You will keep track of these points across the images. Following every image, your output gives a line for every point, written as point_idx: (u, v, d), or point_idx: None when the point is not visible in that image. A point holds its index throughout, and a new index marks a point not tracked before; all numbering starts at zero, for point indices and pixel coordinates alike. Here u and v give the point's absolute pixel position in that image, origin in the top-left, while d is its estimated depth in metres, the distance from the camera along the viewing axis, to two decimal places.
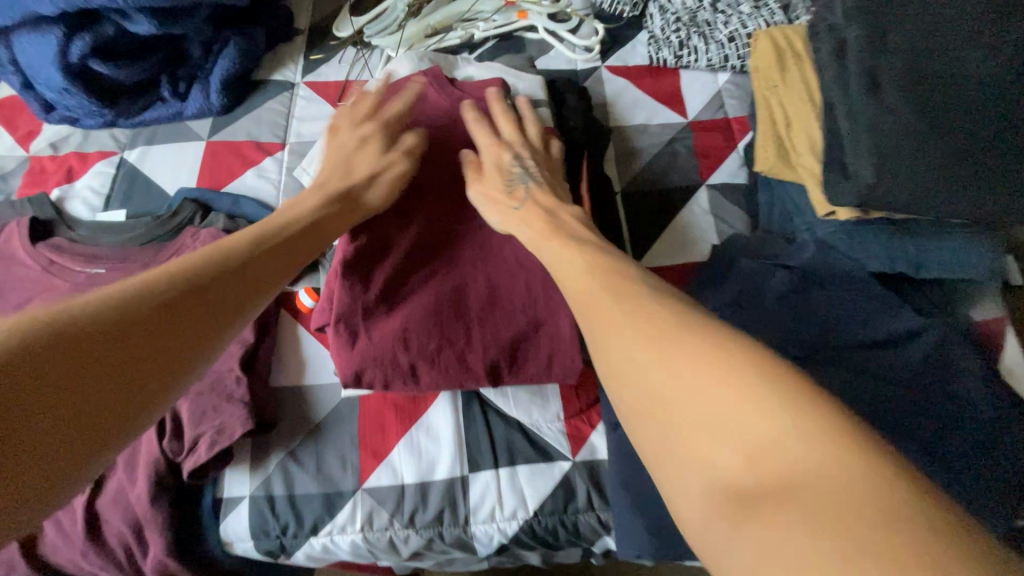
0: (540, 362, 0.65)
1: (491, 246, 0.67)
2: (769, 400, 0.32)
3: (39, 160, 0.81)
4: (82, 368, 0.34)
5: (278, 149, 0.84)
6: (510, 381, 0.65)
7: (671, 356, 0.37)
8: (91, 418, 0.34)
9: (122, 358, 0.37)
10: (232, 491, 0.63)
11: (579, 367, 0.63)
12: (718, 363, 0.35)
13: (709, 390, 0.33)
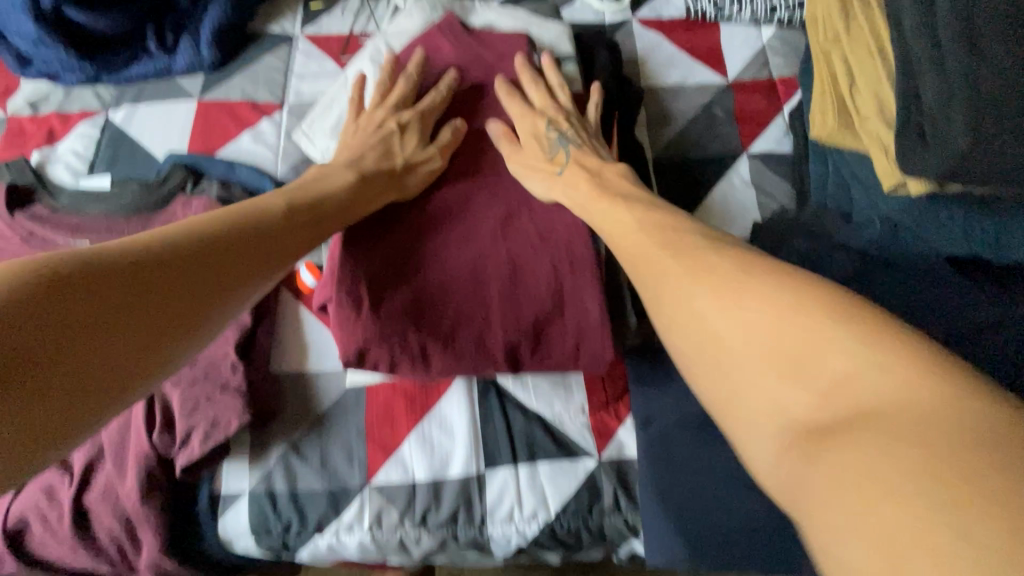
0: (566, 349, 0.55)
1: (514, 217, 0.59)
2: (919, 400, 0.24)
3: (17, 121, 0.74)
4: (99, 327, 0.33)
5: (276, 109, 0.75)
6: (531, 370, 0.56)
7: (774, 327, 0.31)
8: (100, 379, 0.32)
9: (135, 319, 0.35)
10: (230, 486, 0.58)
11: (610, 356, 0.54)
12: (845, 349, 0.28)
13: (836, 371, 0.27)
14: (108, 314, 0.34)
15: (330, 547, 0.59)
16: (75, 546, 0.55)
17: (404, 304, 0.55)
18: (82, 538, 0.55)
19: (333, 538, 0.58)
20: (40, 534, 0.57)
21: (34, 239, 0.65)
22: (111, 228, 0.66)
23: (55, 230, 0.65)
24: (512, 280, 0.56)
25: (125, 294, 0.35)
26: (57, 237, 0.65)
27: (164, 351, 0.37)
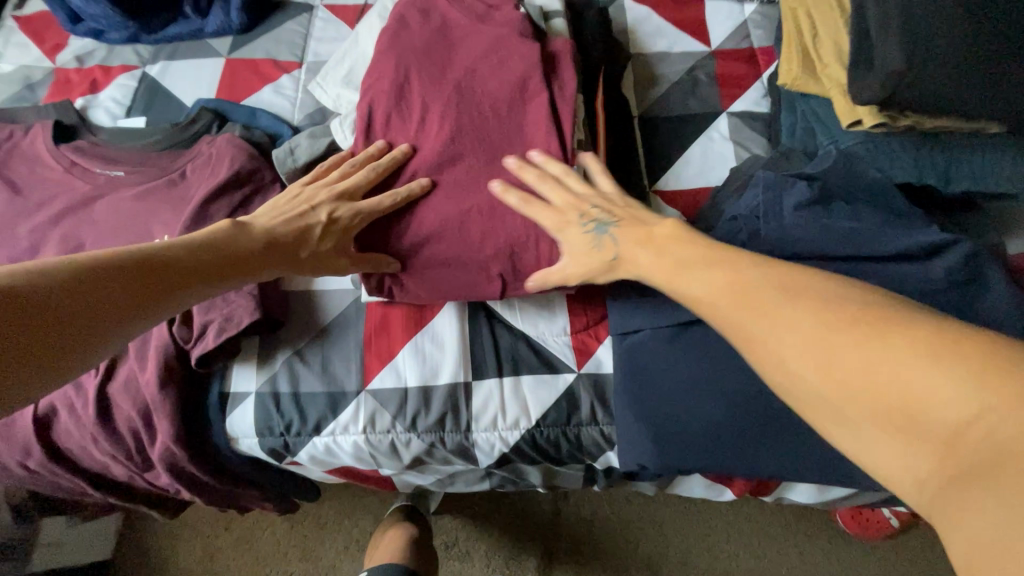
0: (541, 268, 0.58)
1: (508, 132, 0.60)
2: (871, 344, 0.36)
3: (64, 72, 0.82)
4: (60, 316, 0.39)
5: (295, 67, 0.83)
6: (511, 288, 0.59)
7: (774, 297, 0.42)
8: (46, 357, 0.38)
9: (94, 312, 0.41)
10: (239, 386, 0.63)
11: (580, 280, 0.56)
12: (837, 316, 0.38)
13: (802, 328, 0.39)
14: (73, 308, 0.40)
15: (327, 447, 0.64)
16: (96, 431, 0.61)
17: (394, 237, 0.58)
18: (104, 424, 0.61)
19: (330, 439, 0.63)
20: (66, 422, 0.62)
21: (76, 169, 0.73)
22: (145, 162, 0.73)
23: (95, 162, 0.73)
24: (489, 208, 0.57)
25: (96, 294, 0.42)
26: (97, 167, 0.73)
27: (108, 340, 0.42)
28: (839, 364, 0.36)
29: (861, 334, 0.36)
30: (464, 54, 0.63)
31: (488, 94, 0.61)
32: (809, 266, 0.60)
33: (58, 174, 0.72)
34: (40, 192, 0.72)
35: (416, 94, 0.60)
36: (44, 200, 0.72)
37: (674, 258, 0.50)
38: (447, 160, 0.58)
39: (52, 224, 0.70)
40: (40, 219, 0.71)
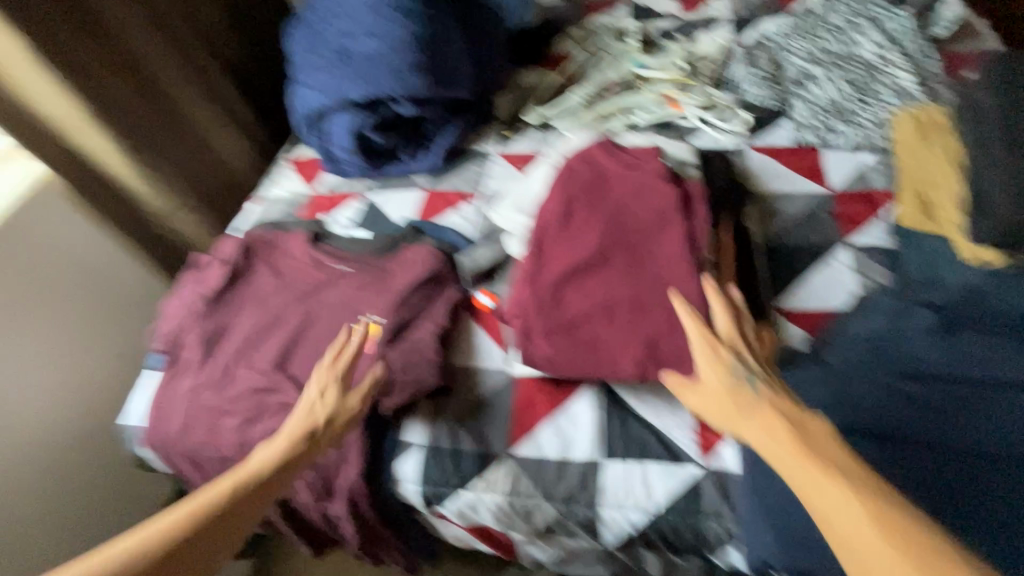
0: (676, 361, 0.68)
1: (654, 249, 0.74)
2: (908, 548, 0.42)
3: (317, 197, 1.16)
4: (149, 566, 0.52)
5: (472, 196, 1.08)
6: (650, 375, 0.68)
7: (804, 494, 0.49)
8: None
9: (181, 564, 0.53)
10: (411, 439, 0.78)
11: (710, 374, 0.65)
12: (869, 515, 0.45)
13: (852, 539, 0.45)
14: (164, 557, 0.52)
15: (474, 503, 0.74)
16: (305, 459, 0.78)
17: (556, 320, 0.71)
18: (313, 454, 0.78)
19: (477, 496, 0.74)
20: None
21: (318, 264, 1.00)
22: (365, 262, 0.99)
23: (332, 259, 1.00)
24: (635, 303, 0.70)
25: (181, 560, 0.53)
26: (333, 263, 1.00)
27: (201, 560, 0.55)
28: None
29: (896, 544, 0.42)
30: (617, 192, 0.82)
31: (635, 221, 0.78)
32: (940, 388, 0.64)
33: (306, 266, 1.00)
34: (292, 278, 0.99)
35: (579, 216, 0.79)
36: (293, 284, 0.98)
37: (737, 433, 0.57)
38: (603, 266, 0.74)
39: (296, 300, 0.96)
40: (289, 297, 0.97)
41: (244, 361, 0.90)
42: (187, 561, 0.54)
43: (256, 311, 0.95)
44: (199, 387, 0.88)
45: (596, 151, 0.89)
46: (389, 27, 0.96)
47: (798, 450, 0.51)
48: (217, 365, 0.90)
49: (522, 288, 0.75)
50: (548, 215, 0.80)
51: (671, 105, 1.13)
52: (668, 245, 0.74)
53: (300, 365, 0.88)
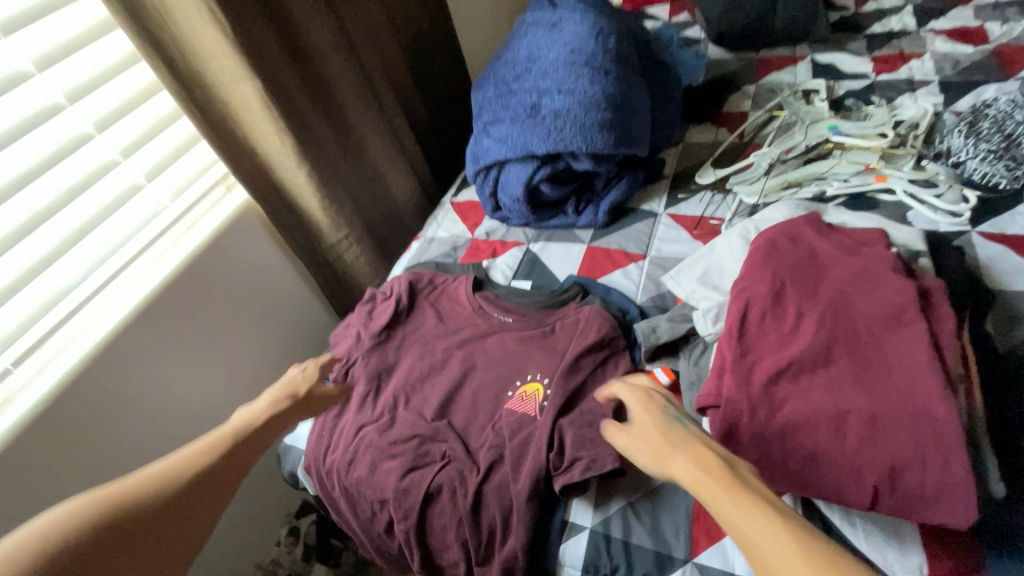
0: (924, 495, 0.56)
1: (886, 353, 0.65)
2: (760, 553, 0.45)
3: (476, 241, 1.17)
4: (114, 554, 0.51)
5: (640, 258, 1.04)
6: (885, 505, 0.58)
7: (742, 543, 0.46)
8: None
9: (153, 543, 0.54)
10: (577, 518, 0.73)
11: (969, 518, 0.54)
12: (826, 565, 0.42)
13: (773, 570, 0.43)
14: (134, 539, 0.53)
15: None
16: (465, 521, 0.75)
17: (769, 421, 0.62)
18: (473, 517, 0.75)
19: None
20: (442, 504, 0.79)
21: (481, 311, 1.00)
22: (528, 315, 0.97)
23: (495, 308, 0.99)
24: (872, 419, 0.60)
25: (144, 536, 0.53)
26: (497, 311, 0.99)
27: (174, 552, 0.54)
28: None
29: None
30: (833, 278, 0.73)
31: (860, 314, 0.68)
32: None
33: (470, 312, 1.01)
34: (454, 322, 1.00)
35: (792, 303, 0.71)
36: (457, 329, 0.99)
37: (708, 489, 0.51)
38: (823, 364, 0.65)
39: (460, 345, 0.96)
40: (452, 341, 0.97)
41: (408, 402, 0.91)
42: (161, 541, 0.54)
43: (419, 352, 0.96)
44: (364, 421, 0.90)
45: (805, 228, 0.80)
46: (585, 87, 0.99)
47: (714, 474, 0.51)
48: (381, 402, 0.92)
49: (722, 376, 0.67)
50: (755, 295, 0.72)
51: (872, 177, 1.02)
52: (905, 350, 0.64)
53: (461, 415, 0.87)
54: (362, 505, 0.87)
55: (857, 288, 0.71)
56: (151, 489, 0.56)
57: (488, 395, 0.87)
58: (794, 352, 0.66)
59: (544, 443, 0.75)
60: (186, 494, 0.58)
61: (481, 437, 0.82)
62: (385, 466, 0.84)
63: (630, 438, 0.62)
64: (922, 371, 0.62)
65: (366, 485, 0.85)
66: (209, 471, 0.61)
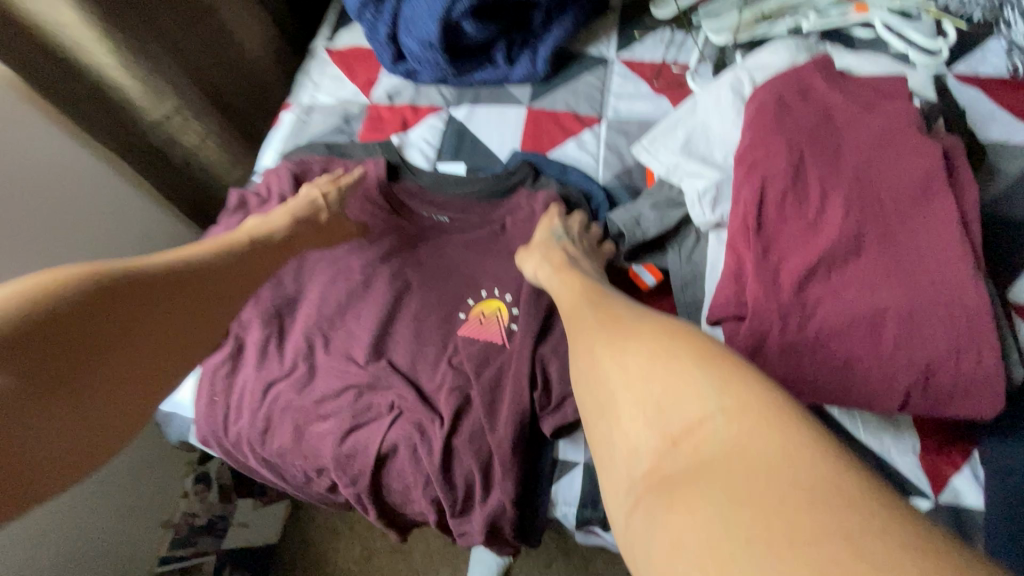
0: (955, 389, 0.52)
1: (915, 234, 0.56)
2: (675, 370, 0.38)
3: (376, 107, 0.86)
4: (109, 329, 0.50)
5: (595, 122, 0.82)
6: (912, 405, 0.53)
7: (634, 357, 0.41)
8: (114, 372, 0.50)
9: (145, 322, 0.53)
10: (567, 456, 0.63)
11: (996, 408, 0.51)
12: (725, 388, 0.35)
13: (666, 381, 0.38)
14: (131, 312, 0.52)
15: None
16: (434, 481, 0.61)
17: (800, 330, 0.53)
18: (444, 476, 0.61)
19: None
20: (400, 463, 0.64)
21: (405, 211, 0.76)
22: (467, 209, 0.75)
23: (423, 205, 0.76)
24: (908, 314, 0.52)
25: (138, 313, 0.52)
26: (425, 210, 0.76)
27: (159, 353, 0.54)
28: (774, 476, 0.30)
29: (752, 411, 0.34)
30: (852, 143, 0.60)
31: (886, 188, 0.57)
32: None
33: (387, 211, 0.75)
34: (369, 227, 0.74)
35: (814, 179, 0.58)
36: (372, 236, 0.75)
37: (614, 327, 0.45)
38: (854, 254, 0.55)
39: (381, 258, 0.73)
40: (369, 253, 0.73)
41: (327, 342, 0.69)
42: (151, 327, 0.53)
43: (328, 274, 0.72)
44: (271, 376, 0.68)
45: (815, 79, 0.64)
46: None
47: (626, 321, 0.45)
48: (289, 348, 0.69)
49: (742, 281, 0.55)
50: (771, 172, 0.58)
51: (851, 7, 0.86)
52: (935, 228, 0.56)
53: (403, 351, 0.67)
54: (290, 474, 0.69)
55: (881, 155, 0.59)
56: (156, 270, 0.55)
57: (434, 322, 0.68)
58: (823, 244, 0.54)
59: (526, 381, 0.60)
60: (187, 290, 0.57)
61: (436, 377, 0.65)
62: (315, 431, 0.65)
63: (528, 258, 0.64)
64: (956, 253, 0.54)
65: (292, 454, 0.66)
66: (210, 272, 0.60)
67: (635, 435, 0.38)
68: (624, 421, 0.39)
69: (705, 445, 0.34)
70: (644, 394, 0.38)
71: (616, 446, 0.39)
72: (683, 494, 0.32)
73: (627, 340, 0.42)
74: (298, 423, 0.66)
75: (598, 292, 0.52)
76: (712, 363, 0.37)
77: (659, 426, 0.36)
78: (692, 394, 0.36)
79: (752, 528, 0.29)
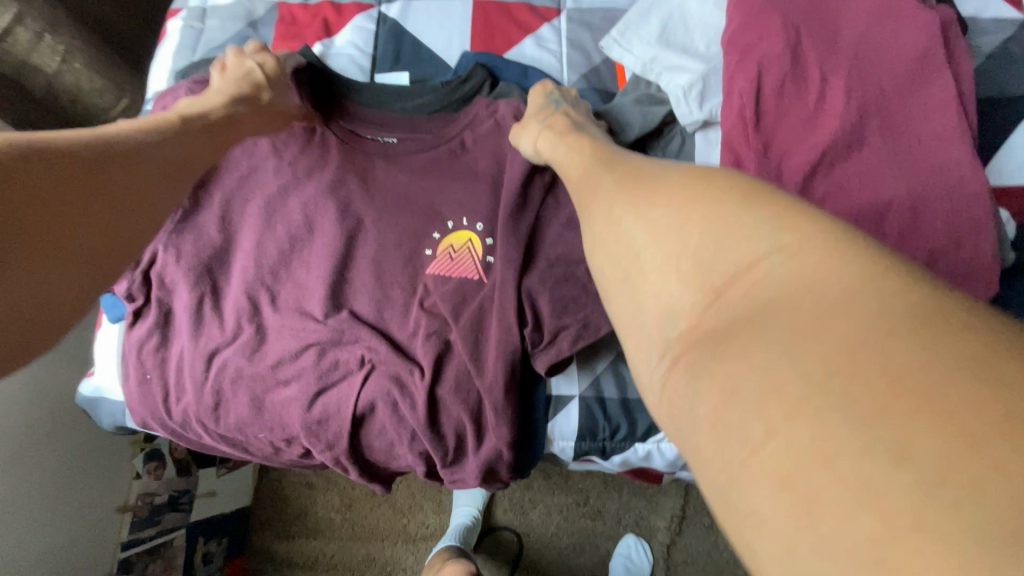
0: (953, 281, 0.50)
1: (915, 119, 0.52)
2: (710, 204, 0.29)
3: (288, 8, 0.71)
4: (47, 198, 0.39)
5: (554, 14, 0.71)
6: None
7: (655, 204, 0.32)
8: (55, 249, 0.39)
9: (92, 194, 0.42)
10: (561, 390, 0.59)
11: (991, 296, 0.50)
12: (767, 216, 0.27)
13: (698, 222, 0.29)
14: (70, 180, 0.40)
15: (648, 453, 0.62)
16: (421, 435, 0.56)
17: None
18: (433, 429, 0.56)
19: (654, 445, 0.61)
20: (379, 421, 0.58)
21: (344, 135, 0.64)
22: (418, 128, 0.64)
23: (364, 126, 0.64)
24: (912, 206, 0.49)
25: (81, 185, 0.41)
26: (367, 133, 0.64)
27: (114, 232, 0.43)
28: (857, 317, 0.22)
29: (810, 239, 0.25)
30: (849, 18, 0.54)
31: (886, 68, 0.52)
32: None
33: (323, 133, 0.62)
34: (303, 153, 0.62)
35: (813, 62, 0.51)
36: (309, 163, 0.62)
37: (629, 179, 0.36)
38: (857, 146, 0.50)
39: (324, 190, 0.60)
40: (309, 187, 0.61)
41: (274, 299, 0.59)
42: (97, 201, 0.42)
43: (261, 218, 0.60)
44: (212, 345, 0.58)
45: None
46: None
47: (641, 175, 0.35)
48: (228, 309, 0.59)
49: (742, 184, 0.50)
50: (768, 57, 0.51)
51: None
52: (935, 112, 0.51)
53: (366, 299, 0.59)
54: (253, 448, 0.62)
55: (880, 30, 0.53)
56: (94, 138, 0.44)
57: (398, 261, 0.60)
58: (825, 137, 0.49)
59: (513, 318, 0.54)
60: (134, 163, 0.45)
61: (408, 323, 0.58)
62: (277, 398, 0.57)
63: (526, 133, 0.56)
64: (957, 136, 0.51)
65: (253, 427, 0.58)
66: (155, 142, 0.48)
67: (652, 278, 0.30)
68: (647, 274, 0.30)
69: (754, 284, 0.26)
70: (671, 239, 0.30)
71: (640, 304, 0.30)
72: (737, 350, 0.24)
73: (648, 191, 0.33)
74: (255, 392, 0.58)
75: (605, 155, 0.43)
76: (761, 200, 0.28)
77: (691, 276, 0.28)
78: (734, 233, 0.27)
79: (838, 386, 0.21)
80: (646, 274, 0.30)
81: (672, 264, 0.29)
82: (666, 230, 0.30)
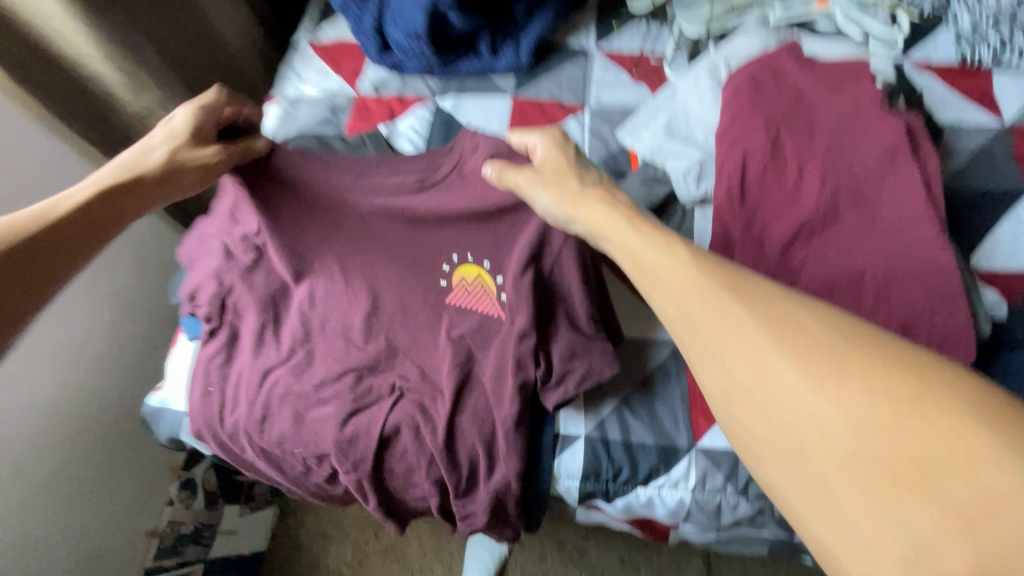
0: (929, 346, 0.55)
1: (884, 203, 0.59)
2: (932, 402, 0.27)
3: (363, 99, 0.87)
4: None
5: (579, 110, 0.85)
6: None
7: (852, 389, 0.28)
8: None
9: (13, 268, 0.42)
10: (568, 429, 0.65)
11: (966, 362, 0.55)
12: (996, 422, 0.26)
13: (922, 426, 0.27)
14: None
15: (649, 500, 0.64)
16: (438, 459, 0.62)
17: None
18: (449, 454, 0.62)
19: (655, 492, 0.64)
20: (402, 445, 0.64)
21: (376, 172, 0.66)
22: None
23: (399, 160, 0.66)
24: (883, 276, 0.56)
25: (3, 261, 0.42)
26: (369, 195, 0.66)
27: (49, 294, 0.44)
28: None
29: None
30: (824, 119, 0.64)
31: (857, 160, 0.61)
32: None
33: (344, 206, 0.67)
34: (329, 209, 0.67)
35: (791, 154, 0.61)
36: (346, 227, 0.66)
37: (783, 323, 0.32)
38: (831, 222, 0.58)
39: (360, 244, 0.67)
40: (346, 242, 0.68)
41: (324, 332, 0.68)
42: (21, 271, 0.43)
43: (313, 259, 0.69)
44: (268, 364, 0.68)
45: (785, 60, 0.68)
46: None
47: (794, 319, 0.32)
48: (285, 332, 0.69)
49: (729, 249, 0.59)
50: (751, 148, 0.61)
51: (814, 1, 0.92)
52: (902, 198, 0.59)
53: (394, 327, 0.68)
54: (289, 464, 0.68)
55: (851, 130, 0.63)
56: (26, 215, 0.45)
57: (417, 294, 0.68)
58: (802, 214, 0.58)
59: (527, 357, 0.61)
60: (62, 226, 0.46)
61: (427, 353, 0.66)
62: (316, 416, 0.65)
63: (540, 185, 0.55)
64: (923, 219, 0.58)
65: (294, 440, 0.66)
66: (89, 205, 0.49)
67: (866, 481, 0.27)
68: (852, 471, 0.27)
69: (999, 511, 0.24)
70: (843, 411, 0.28)
71: (831, 486, 0.28)
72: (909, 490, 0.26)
73: (827, 360, 0.30)
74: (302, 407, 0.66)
75: (639, 216, 0.46)
76: (983, 399, 0.27)
77: (929, 496, 0.25)
78: (966, 447, 0.26)
79: (988, 489, 0.25)
80: (855, 473, 0.27)
81: (897, 474, 0.26)
82: (875, 426, 0.27)
